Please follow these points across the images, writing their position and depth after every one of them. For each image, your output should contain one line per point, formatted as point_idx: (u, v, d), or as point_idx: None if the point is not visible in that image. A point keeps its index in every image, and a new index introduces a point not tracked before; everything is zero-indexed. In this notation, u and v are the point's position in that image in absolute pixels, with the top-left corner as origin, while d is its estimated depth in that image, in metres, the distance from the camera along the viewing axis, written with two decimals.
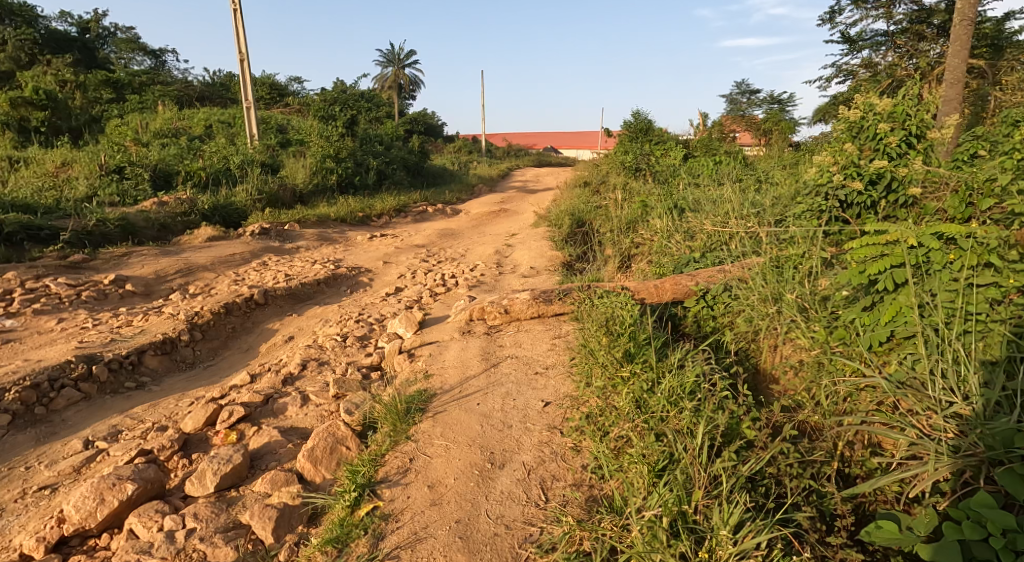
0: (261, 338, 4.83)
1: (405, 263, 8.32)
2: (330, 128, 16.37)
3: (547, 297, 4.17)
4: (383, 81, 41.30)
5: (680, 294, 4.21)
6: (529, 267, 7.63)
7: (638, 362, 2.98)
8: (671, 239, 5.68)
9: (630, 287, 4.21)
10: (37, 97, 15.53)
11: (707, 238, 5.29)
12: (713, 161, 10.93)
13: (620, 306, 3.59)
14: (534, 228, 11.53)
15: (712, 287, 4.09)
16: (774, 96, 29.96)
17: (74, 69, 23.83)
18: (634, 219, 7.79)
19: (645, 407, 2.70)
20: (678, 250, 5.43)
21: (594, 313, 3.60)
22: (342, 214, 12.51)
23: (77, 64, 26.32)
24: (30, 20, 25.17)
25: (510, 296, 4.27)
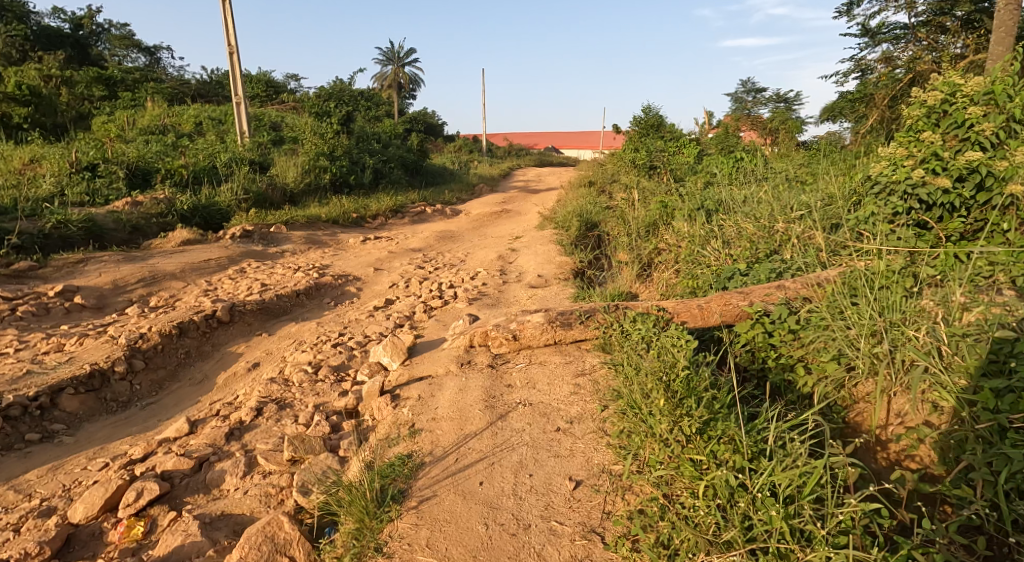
0: (220, 366, 4.02)
1: (399, 270, 7.55)
2: (324, 124, 15.59)
3: (565, 319, 3.37)
4: (383, 79, 40.52)
5: (732, 317, 3.40)
6: (536, 275, 6.86)
7: (715, 440, 2.20)
8: (706, 246, 4.91)
9: (668, 305, 3.41)
10: (19, 93, 14.78)
11: (752, 246, 4.53)
12: (732, 159, 10.15)
13: (671, 339, 2.77)
14: (539, 230, 10.76)
15: (772, 307, 3.32)
16: (783, 94, 29.18)
17: (66, 66, 23.07)
18: (653, 221, 7.00)
19: (749, 526, 1.94)
20: (716, 259, 4.65)
21: (641, 354, 2.79)
22: (335, 215, 11.74)
23: (70, 61, 25.59)
24: (22, 17, 24.44)
25: (519, 317, 3.47)
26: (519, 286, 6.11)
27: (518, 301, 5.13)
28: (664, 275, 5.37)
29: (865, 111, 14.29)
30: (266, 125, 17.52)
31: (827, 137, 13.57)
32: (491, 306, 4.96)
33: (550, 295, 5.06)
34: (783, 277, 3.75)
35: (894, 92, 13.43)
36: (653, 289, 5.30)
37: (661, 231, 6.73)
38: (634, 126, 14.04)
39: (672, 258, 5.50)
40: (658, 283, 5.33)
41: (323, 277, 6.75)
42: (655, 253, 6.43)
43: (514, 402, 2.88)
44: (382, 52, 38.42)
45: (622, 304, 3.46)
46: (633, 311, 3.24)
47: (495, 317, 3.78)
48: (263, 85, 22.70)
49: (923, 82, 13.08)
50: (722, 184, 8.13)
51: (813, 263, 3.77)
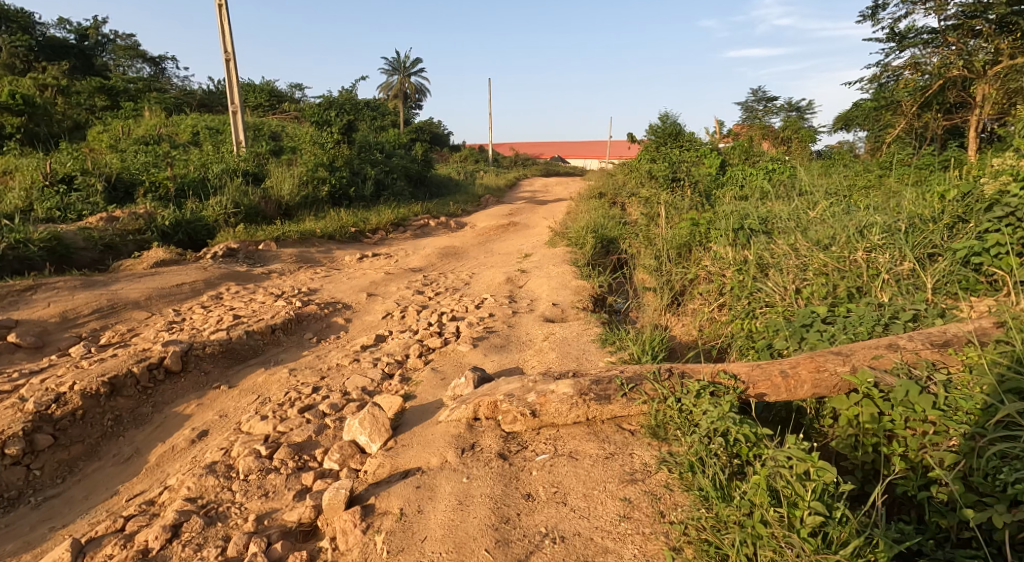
0: (157, 436, 3.19)
1: (396, 295, 6.72)
2: (324, 133, 14.87)
3: (601, 392, 2.73)
4: (389, 89, 40.03)
5: (825, 390, 2.81)
6: (550, 305, 6.02)
7: None
8: (767, 276, 4.13)
9: (743, 367, 2.85)
10: (13, 102, 14.08)
11: (830, 281, 3.72)
12: (762, 172, 9.31)
13: (786, 469, 2.13)
14: (550, 248, 9.92)
15: (886, 378, 2.73)
16: (796, 103, 28.39)
17: (70, 77, 22.54)
18: (685, 243, 6.13)
19: None
20: (784, 298, 3.79)
21: (741, 487, 2.17)
22: (331, 230, 10.94)
23: (75, 71, 25.08)
24: (27, 27, 24.06)
25: (536, 384, 2.78)
26: (533, 319, 5.30)
27: (533, 341, 4.29)
28: (707, 314, 4.52)
29: (891, 119, 13.40)
30: (266, 135, 16.81)
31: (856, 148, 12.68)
32: (502, 351, 4.11)
33: (571, 335, 4.23)
34: (891, 331, 3.11)
35: (923, 100, 12.55)
36: (696, 331, 4.44)
37: (694, 257, 5.89)
38: (649, 136, 13.24)
39: (714, 291, 4.67)
40: (699, 322, 4.50)
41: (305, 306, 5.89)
42: (690, 282, 5.59)
43: (537, 533, 2.16)
44: (388, 62, 37.92)
45: (674, 366, 2.89)
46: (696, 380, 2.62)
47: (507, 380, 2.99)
48: (266, 93, 22.04)
49: (957, 87, 12.17)
50: (755, 200, 7.30)
51: (932, 311, 3.22)
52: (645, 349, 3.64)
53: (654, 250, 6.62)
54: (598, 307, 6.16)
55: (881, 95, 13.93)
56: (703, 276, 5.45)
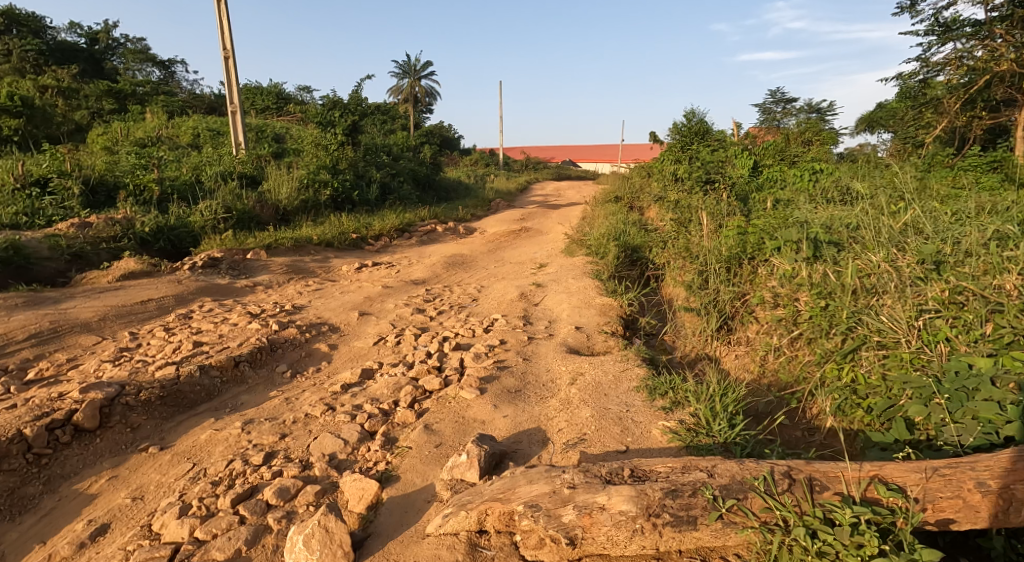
0: (34, 534, 2.37)
1: (392, 313, 5.79)
2: (328, 135, 14.06)
3: (689, 516, 2.12)
4: (399, 92, 39.38)
5: None
6: (572, 330, 5.07)
7: None
8: (875, 307, 3.27)
9: (908, 473, 2.23)
10: (12, 104, 13.20)
11: (992, 326, 2.84)
12: (806, 175, 8.36)
13: None
14: (568, 258, 8.96)
15: None
16: (817, 105, 27.15)
17: (76, 79, 21.82)
18: (735, 256, 5.18)
19: None
20: (924, 351, 2.91)
21: None
22: (329, 236, 10.04)
23: (84, 75, 24.42)
24: (37, 32, 23.47)
25: (588, 495, 2.14)
26: (556, 351, 4.35)
27: (556, 386, 3.36)
28: (769, 357, 3.83)
29: (931, 118, 12.25)
30: (271, 134, 15.98)
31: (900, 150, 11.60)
32: (518, 401, 3.19)
33: (607, 378, 3.28)
34: None
35: (968, 97, 11.41)
36: (768, 378, 3.77)
37: (749, 276, 4.94)
38: (672, 136, 12.25)
39: (783, 319, 3.82)
40: (759, 367, 3.89)
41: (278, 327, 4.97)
42: (740, 303, 4.77)
43: None
44: (399, 65, 37.17)
45: (796, 468, 2.28)
46: (848, 509, 2.04)
47: (525, 477, 2.27)
48: (273, 95, 21.24)
49: (1005, 83, 11.00)
50: (803, 206, 6.33)
51: None
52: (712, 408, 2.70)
53: (693, 265, 5.70)
54: (629, 334, 5.21)
55: (922, 91, 12.80)
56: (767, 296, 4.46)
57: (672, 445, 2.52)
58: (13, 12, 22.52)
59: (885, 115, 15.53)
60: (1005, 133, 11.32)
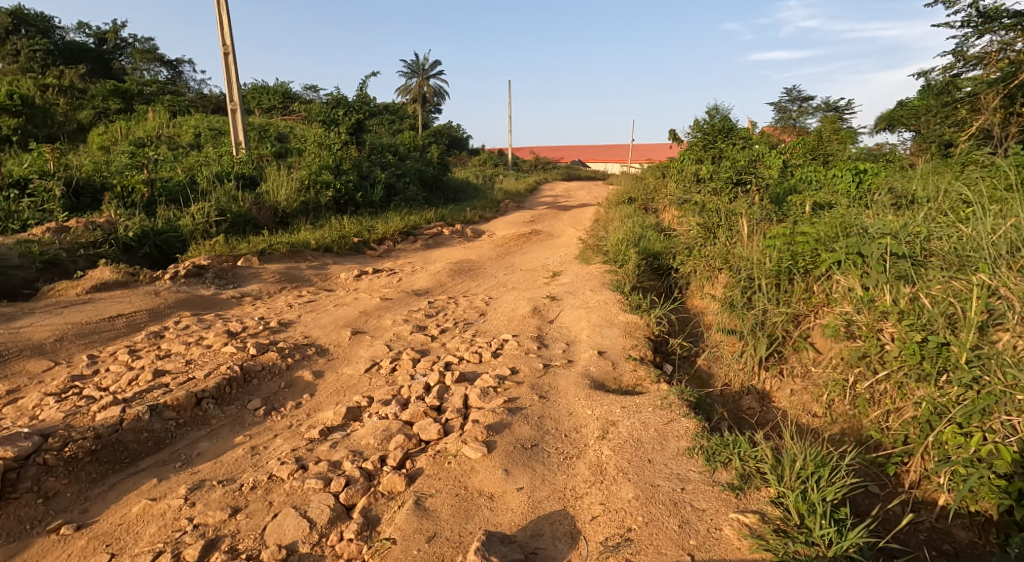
0: None
1: (389, 332, 5.13)
2: (331, 134, 13.46)
3: None
4: (407, 93, 38.77)
5: None
6: (594, 356, 4.40)
7: None
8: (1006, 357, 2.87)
9: None
10: (10, 102, 12.62)
11: None
12: (844, 184, 7.72)
13: None
14: (583, 265, 8.27)
15: None
16: (833, 103, 26.32)
17: (82, 78, 21.26)
18: (782, 270, 4.53)
19: None
20: None
21: None
22: (328, 240, 9.31)
23: (91, 75, 23.87)
24: (45, 31, 23.01)
25: None
26: (578, 387, 3.67)
27: (584, 444, 2.74)
28: (829, 401, 3.67)
29: (966, 116, 11.32)
30: (274, 131, 15.25)
31: (937, 149, 10.82)
32: (536, 468, 2.54)
33: (645, 433, 2.67)
34: None
35: (1007, 92, 10.42)
36: (833, 419, 3.59)
37: (805, 295, 4.28)
38: (693, 134, 11.49)
39: (865, 354, 3.47)
40: (826, 410, 3.67)
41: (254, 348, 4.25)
42: (793, 328, 4.21)
43: None
44: (408, 64, 36.57)
45: None
46: None
47: None
48: (279, 94, 20.04)
49: None
50: (847, 213, 5.63)
51: None
52: (806, 497, 2.17)
53: (730, 281, 5.07)
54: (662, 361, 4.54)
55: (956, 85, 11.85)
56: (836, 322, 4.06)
57: (758, 558, 1.98)
58: (21, 11, 22.07)
59: (912, 111, 14.62)
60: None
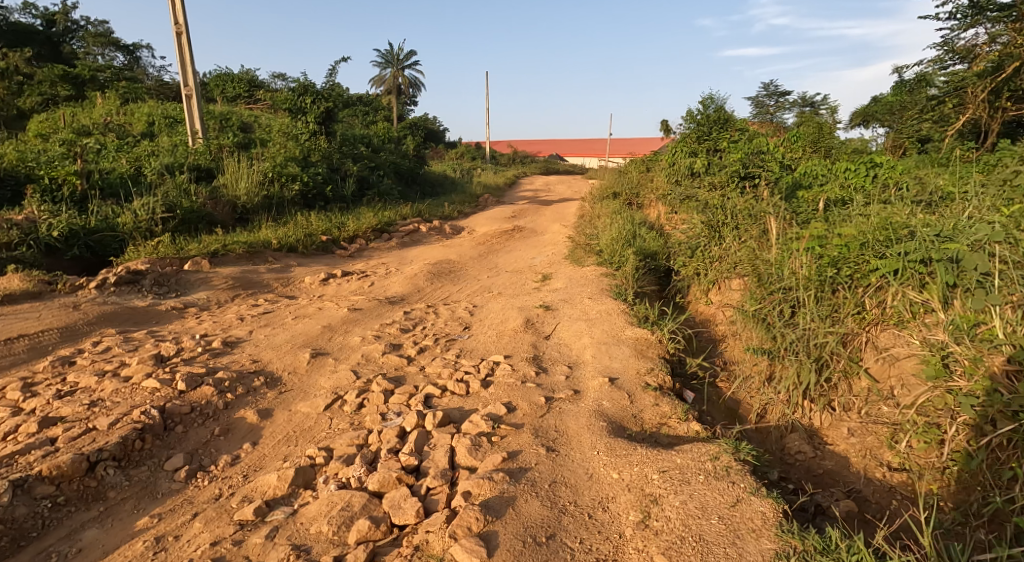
0: None
1: (357, 353, 4.28)
2: (298, 124, 12.49)
3: None
4: (381, 83, 37.44)
5: None
6: (604, 385, 3.65)
7: None
8: None
9: None
10: None
11: None
12: (854, 183, 7.17)
13: None
14: (575, 267, 7.52)
15: None
16: (809, 99, 25.96)
17: (25, 61, 19.54)
18: (821, 278, 3.94)
19: None
20: None
21: None
22: (292, 239, 8.26)
23: (38, 59, 22.08)
24: None
25: None
26: (593, 433, 2.92)
27: (625, 541, 2.04)
28: (897, 444, 3.06)
29: (951, 112, 10.74)
30: (237, 117, 14.01)
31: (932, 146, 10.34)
32: None
33: (707, 526, 2.04)
34: None
35: (994, 87, 9.81)
36: (904, 467, 2.98)
37: (856, 310, 3.74)
38: (686, 126, 10.76)
39: (978, 398, 2.72)
40: (894, 452, 3.06)
41: (184, 376, 3.31)
42: (843, 350, 3.64)
43: None
44: (382, 54, 35.32)
45: None
46: None
47: None
48: (244, 82, 18.57)
49: None
50: (874, 211, 5.09)
51: None
52: None
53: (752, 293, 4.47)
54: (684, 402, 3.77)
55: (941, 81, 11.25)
56: (899, 344, 3.54)
57: None
58: None
59: (898, 105, 14.11)
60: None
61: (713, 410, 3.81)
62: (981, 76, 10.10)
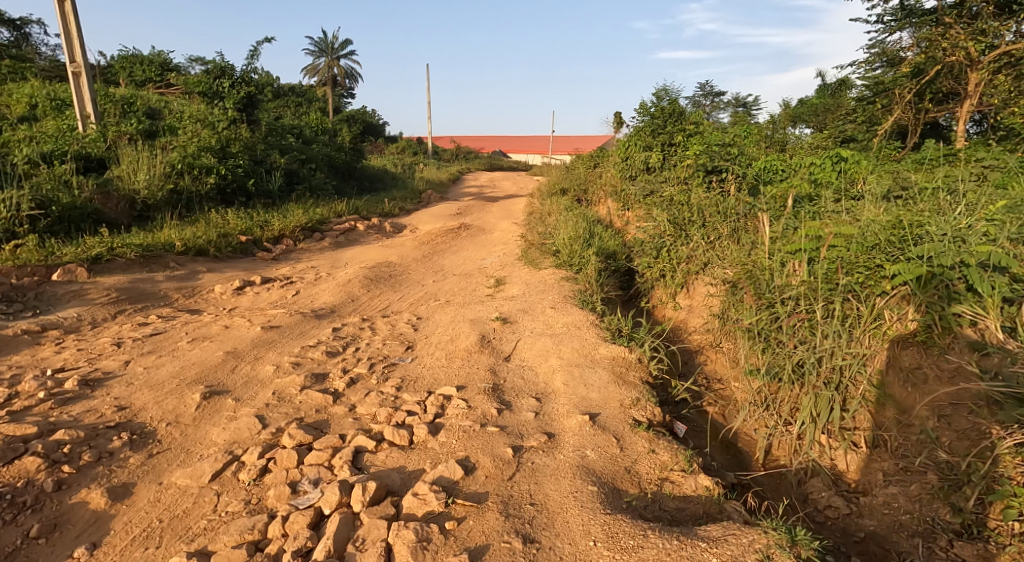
0: None
1: (268, 388, 3.35)
2: (214, 111, 11.14)
3: None
4: (315, 73, 35.45)
5: None
6: (585, 426, 2.90)
7: None
8: None
9: None
10: None
11: None
12: (818, 181, 6.76)
13: None
14: (531, 269, 6.76)
15: None
16: (743, 99, 26.34)
17: None
18: (831, 286, 3.32)
19: None
20: None
21: None
22: (201, 241, 7.10)
23: None
24: None
25: None
26: (581, 508, 2.18)
27: None
28: (958, 500, 2.52)
29: (879, 113, 10.66)
30: (143, 102, 12.43)
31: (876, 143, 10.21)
32: None
33: None
34: None
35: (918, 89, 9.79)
36: (975, 534, 2.44)
37: (873, 323, 3.14)
38: (639, 118, 10.15)
39: None
40: (957, 512, 2.52)
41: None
42: (864, 373, 3.02)
43: None
44: (315, 42, 33.46)
45: None
46: None
47: None
48: (156, 65, 16.74)
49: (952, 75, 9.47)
50: (860, 208, 4.57)
51: None
52: None
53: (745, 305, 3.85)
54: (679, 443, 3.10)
55: (871, 82, 11.17)
56: (927, 364, 2.94)
57: None
58: None
59: (829, 106, 14.15)
60: (951, 129, 9.86)
61: (714, 450, 3.14)
62: (904, 81, 10.13)
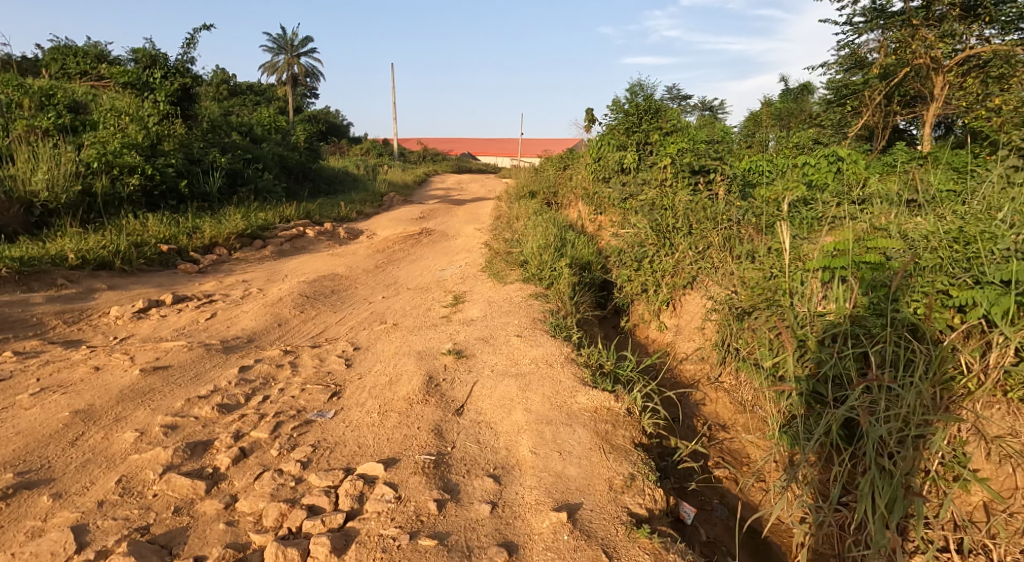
0: None
1: (116, 471, 2.37)
2: (143, 105, 9.91)
3: None
4: (274, 71, 33.96)
5: None
6: (561, 533, 2.02)
7: None
8: None
9: None
10: None
11: None
12: (811, 183, 6.06)
13: None
14: (495, 282, 5.87)
15: None
16: (711, 101, 25.96)
17: None
18: (885, 322, 2.54)
19: None
20: None
21: None
22: (104, 252, 5.99)
23: None
24: None
25: None
26: None
27: None
28: None
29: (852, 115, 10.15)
30: (65, 93, 11.09)
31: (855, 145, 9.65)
32: None
33: None
34: None
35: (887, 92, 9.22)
36: None
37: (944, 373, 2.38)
38: (613, 115, 9.34)
39: None
40: None
41: None
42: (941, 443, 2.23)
43: None
44: (274, 39, 31.98)
45: None
46: None
47: None
48: (91, 56, 15.29)
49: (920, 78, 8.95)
50: (878, 214, 3.83)
51: None
52: None
53: (758, 342, 3.03)
54: (691, 543, 2.27)
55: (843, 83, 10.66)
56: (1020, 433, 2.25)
57: None
58: None
59: (791, 110, 13.73)
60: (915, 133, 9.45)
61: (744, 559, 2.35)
62: (880, 80, 9.62)
